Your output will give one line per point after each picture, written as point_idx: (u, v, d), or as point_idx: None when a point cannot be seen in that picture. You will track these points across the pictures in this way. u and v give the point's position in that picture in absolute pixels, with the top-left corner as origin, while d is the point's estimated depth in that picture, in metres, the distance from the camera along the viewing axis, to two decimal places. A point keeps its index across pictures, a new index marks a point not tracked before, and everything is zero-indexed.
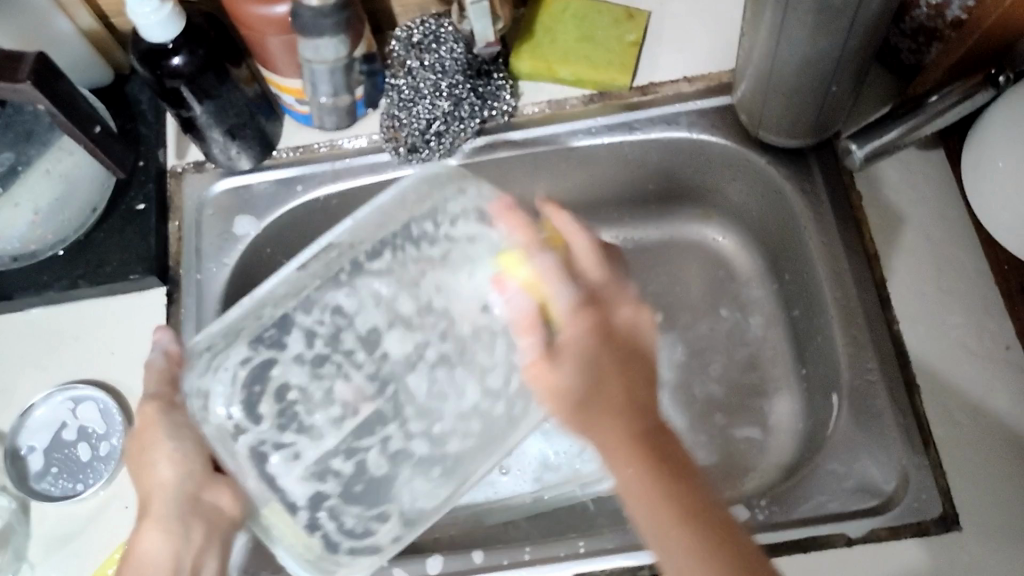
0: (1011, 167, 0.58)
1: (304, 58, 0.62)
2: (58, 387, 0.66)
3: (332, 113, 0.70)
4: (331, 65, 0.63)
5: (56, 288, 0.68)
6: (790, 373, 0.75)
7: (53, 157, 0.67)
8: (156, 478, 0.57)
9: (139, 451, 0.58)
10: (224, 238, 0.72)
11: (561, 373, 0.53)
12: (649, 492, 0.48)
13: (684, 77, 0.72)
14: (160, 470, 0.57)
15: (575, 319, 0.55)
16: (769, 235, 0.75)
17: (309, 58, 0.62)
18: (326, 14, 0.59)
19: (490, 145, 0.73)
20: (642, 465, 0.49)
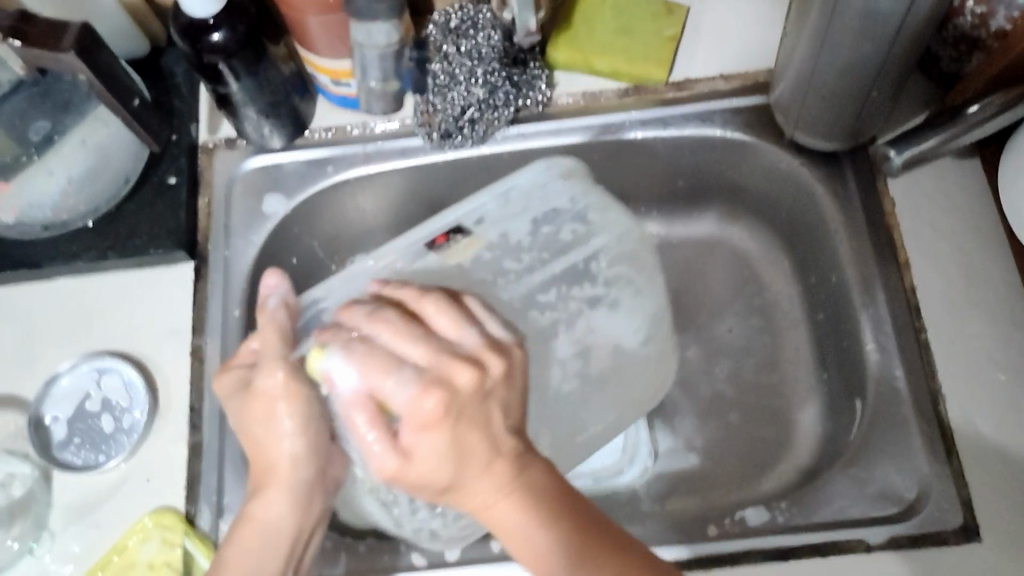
0: None
1: (356, 43, 0.63)
2: (84, 357, 0.66)
3: (382, 99, 0.70)
4: (382, 50, 0.64)
5: (84, 259, 0.68)
6: (812, 377, 0.75)
7: (86, 130, 0.69)
8: (280, 450, 0.54)
9: (268, 422, 0.53)
10: (253, 215, 0.72)
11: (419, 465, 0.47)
12: (553, 533, 0.49)
13: (722, 75, 0.72)
14: (283, 443, 0.53)
15: (419, 397, 0.47)
16: (799, 238, 0.75)
17: (360, 42, 0.63)
18: None
19: (524, 134, 0.72)
20: (557, 539, 0.49)
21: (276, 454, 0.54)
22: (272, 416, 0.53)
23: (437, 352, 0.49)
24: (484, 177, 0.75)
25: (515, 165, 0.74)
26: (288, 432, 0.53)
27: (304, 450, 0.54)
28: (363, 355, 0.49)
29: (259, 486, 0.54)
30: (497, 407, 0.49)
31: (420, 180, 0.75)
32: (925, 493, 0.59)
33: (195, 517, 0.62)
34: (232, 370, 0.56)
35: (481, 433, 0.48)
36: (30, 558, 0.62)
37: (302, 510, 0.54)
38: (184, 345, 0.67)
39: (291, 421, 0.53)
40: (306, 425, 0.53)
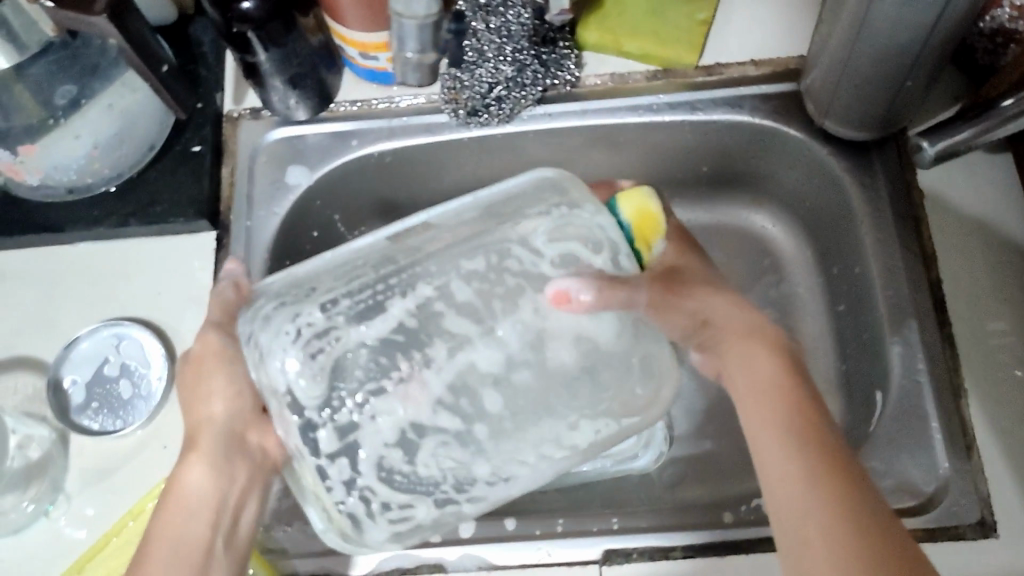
0: None
1: (395, 12, 0.62)
2: (105, 323, 0.66)
3: (416, 69, 0.69)
4: (421, 22, 0.62)
5: (106, 224, 0.68)
6: (831, 369, 0.74)
7: (114, 93, 0.66)
8: (205, 413, 0.58)
9: (196, 406, 0.59)
10: (276, 186, 0.71)
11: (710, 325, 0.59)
12: (811, 459, 0.49)
13: (751, 61, 0.72)
14: (213, 408, 0.58)
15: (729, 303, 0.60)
16: (823, 229, 0.75)
17: (400, 12, 0.61)
18: None
19: (551, 113, 0.72)
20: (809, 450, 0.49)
21: (207, 420, 0.58)
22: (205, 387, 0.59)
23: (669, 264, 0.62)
24: (508, 156, 0.75)
25: (540, 145, 0.74)
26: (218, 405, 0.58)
27: (248, 410, 0.59)
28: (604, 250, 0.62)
29: (191, 446, 0.57)
30: (745, 349, 0.57)
31: (443, 156, 0.74)
32: (943, 487, 0.59)
33: None
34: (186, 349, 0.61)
35: (763, 349, 0.57)
36: (46, 520, 0.62)
37: (223, 470, 0.56)
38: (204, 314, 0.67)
39: (223, 398, 0.58)
40: (238, 393, 0.59)
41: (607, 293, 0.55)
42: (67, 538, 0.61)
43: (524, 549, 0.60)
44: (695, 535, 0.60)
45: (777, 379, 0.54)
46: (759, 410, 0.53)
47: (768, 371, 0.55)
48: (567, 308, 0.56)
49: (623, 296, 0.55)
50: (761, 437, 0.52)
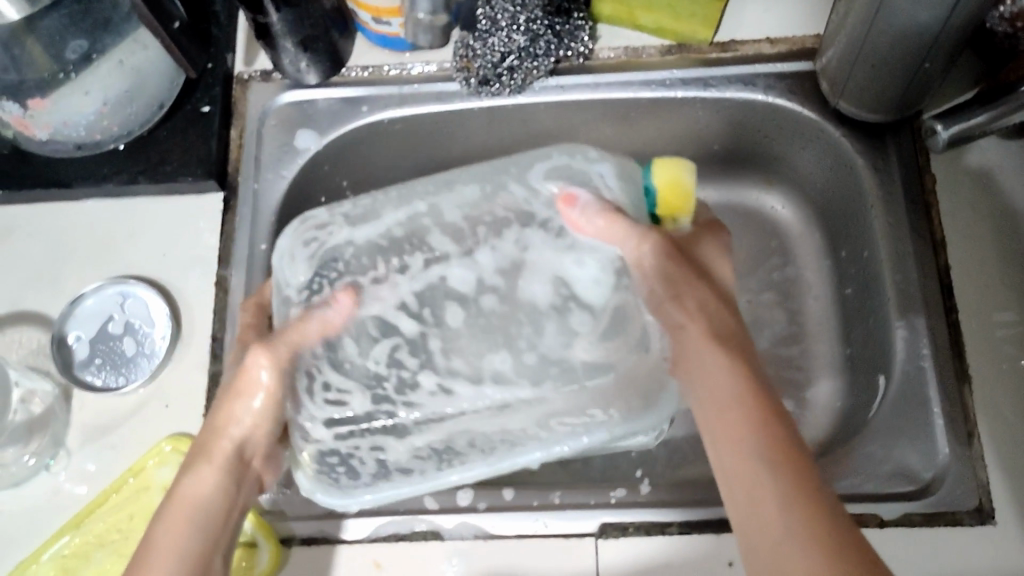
0: None
1: None
2: (111, 280, 0.66)
3: (428, 31, 0.69)
4: None
5: (114, 181, 0.68)
6: (835, 353, 0.74)
7: (125, 50, 0.66)
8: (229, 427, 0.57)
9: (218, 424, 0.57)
10: (285, 150, 0.71)
11: (686, 307, 0.57)
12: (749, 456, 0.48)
13: (767, 39, 0.71)
14: (235, 428, 0.57)
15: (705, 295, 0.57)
16: (834, 211, 0.74)
17: None
18: None
19: (562, 86, 0.71)
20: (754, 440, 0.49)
21: (220, 443, 0.57)
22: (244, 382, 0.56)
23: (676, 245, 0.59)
24: (519, 126, 0.74)
25: (551, 117, 0.73)
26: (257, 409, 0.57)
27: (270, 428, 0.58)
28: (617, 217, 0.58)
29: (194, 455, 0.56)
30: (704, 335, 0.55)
31: (453, 125, 0.74)
32: (941, 474, 0.59)
33: None
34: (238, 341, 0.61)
35: (725, 364, 0.53)
36: (46, 473, 0.62)
37: (225, 476, 0.55)
38: (209, 274, 0.67)
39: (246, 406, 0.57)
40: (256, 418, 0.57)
41: (609, 219, 0.58)
42: (67, 492, 0.62)
43: (520, 520, 0.61)
44: (692, 512, 0.60)
45: (742, 400, 0.51)
46: (726, 435, 0.50)
47: (733, 391, 0.51)
48: (574, 227, 0.61)
49: (623, 226, 0.58)
50: (731, 465, 0.49)
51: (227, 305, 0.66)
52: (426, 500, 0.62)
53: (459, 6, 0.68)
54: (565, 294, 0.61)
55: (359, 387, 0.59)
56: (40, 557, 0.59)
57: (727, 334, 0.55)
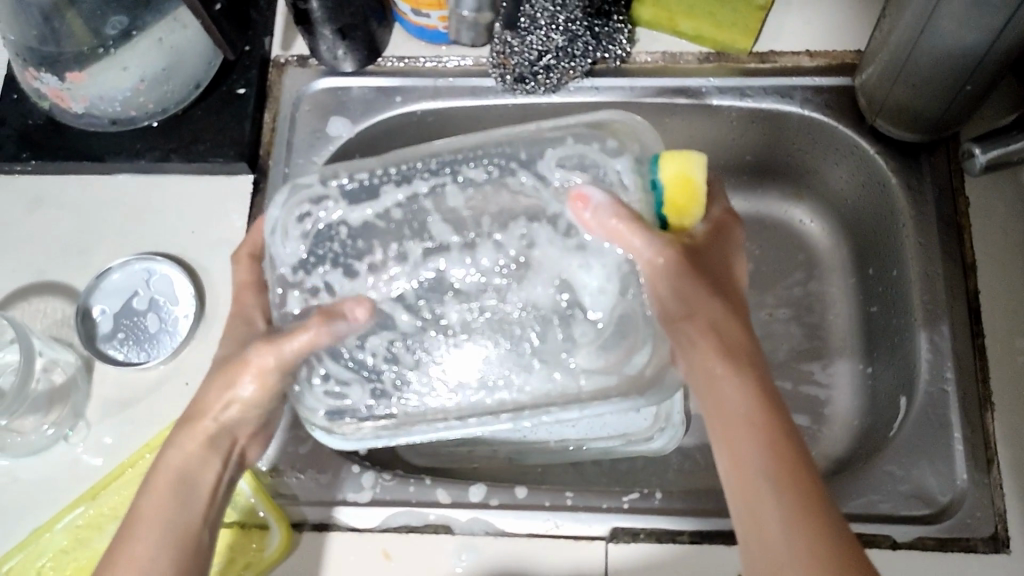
0: None
1: None
2: (137, 256, 0.67)
3: (471, 29, 0.69)
4: None
5: (146, 158, 0.68)
6: (854, 371, 0.74)
7: (165, 27, 0.65)
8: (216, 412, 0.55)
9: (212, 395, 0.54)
10: (317, 136, 0.71)
11: (699, 321, 0.52)
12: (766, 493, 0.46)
13: (807, 52, 0.71)
14: (225, 411, 0.54)
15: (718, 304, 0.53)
16: (863, 228, 0.74)
17: None
18: None
19: (598, 87, 0.71)
20: (770, 477, 0.46)
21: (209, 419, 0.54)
22: (232, 370, 0.54)
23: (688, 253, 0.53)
24: None
25: None
26: (242, 399, 0.54)
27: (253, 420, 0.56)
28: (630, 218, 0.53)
29: (178, 432, 0.55)
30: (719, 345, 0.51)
31: (486, 120, 0.74)
32: (959, 498, 0.59)
33: None
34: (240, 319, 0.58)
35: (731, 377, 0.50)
36: (64, 444, 0.63)
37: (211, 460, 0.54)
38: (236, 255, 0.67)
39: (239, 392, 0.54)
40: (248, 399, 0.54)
41: (628, 226, 0.52)
42: (85, 463, 0.62)
43: (530, 519, 0.61)
44: (704, 521, 0.60)
45: (748, 414, 0.49)
46: (733, 445, 0.49)
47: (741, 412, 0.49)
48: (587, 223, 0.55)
49: (640, 234, 0.52)
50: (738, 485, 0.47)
51: None
52: (437, 492, 0.62)
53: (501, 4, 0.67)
54: (567, 298, 0.57)
55: (358, 378, 0.56)
56: (51, 525, 0.60)
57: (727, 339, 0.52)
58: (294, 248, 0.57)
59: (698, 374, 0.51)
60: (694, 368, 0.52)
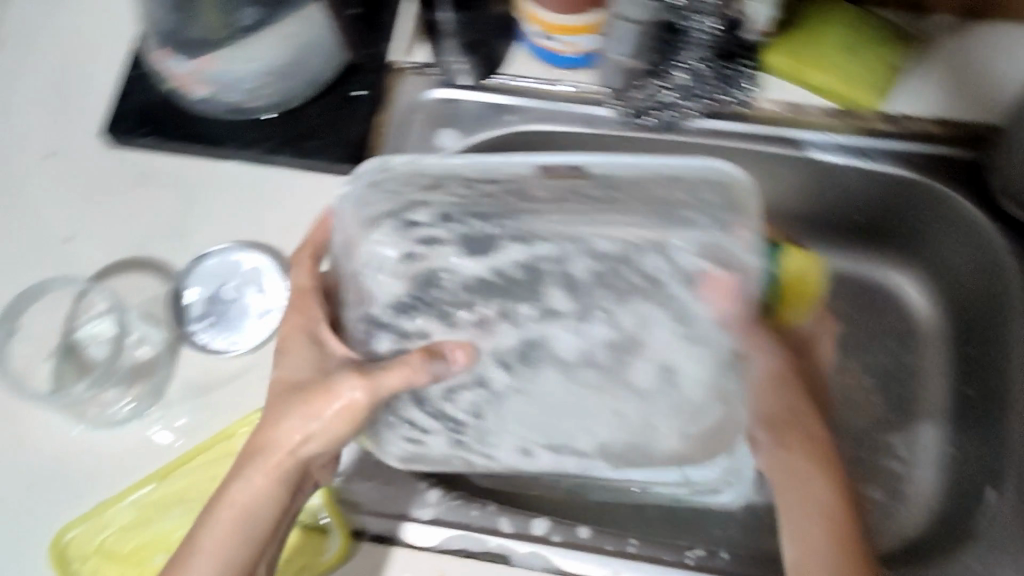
0: None
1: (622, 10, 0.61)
2: (235, 245, 0.67)
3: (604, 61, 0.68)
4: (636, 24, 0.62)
5: (258, 148, 0.69)
6: (940, 451, 0.71)
7: (300, 22, 0.66)
8: (287, 444, 0.53)
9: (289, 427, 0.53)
10: (425, 145, 0.71)
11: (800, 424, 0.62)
12: None
13: (939, 118, 0.67)
14: (302, 446, 0.54)
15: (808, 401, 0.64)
16: (971, 307, 0.70)
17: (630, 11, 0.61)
18: None
19: (715, 129, 0.70)
20: None
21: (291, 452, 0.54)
22: (315, 406, 0.53)
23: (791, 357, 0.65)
24: None
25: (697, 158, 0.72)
26: (319, 432, 0.53)
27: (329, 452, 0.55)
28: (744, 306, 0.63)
29: (246, 458, 0.54)
30: (807, 440, 0.61)
31: (593, 150, 0.73)
32: None
33: None
34: (309, 347, 0.57)
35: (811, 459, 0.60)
36: (139, 422, 0.62)
37: (279, 496, 0.54)
38: None
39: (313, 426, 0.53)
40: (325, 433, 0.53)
41: (750, 338, 0.63)
42: (155, 442, 0.62)
43: (592, 562, 0.59)
44: None
45: (827, 509, 0.58)
46: (806, 549, 0.56)
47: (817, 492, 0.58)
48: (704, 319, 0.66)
49: (765, 344, 0.63)
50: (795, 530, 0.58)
51: None
52: (499, 521, 0.61)
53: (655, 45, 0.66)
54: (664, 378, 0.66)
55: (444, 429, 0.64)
56: (117, 502, 0.60)
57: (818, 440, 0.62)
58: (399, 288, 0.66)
59: (778, 470, 0.61)
60: (779, 464, 0.61)
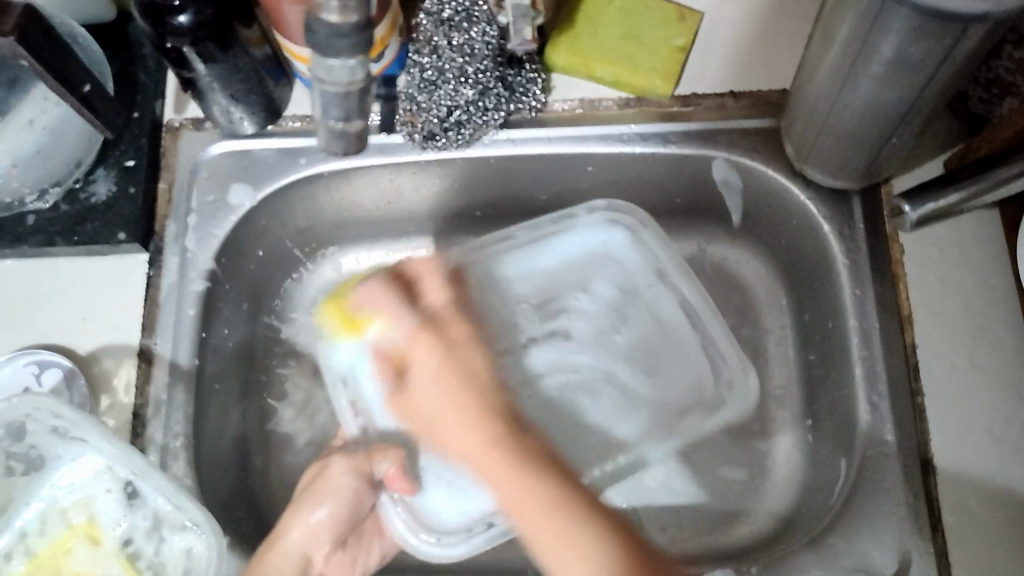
0: None
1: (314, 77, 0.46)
2: (21, 351, 0.62)
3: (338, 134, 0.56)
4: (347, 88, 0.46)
5: (28, 243, 0.64)
6: (798, 422, 0.69)
7: (35, 108, 0.63)
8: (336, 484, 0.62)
9: (309, 500, 0.62)
10: (216, 206, 0.67)
11: (426, 362, 0.58)
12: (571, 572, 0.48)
13: (731, 92, 0.67)
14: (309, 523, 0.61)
15: (409, 335, 0.59)
16: (800, 277, 0.69)
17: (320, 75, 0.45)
18: (345, 34, 0.41)
19: (513, 139, 0.68)
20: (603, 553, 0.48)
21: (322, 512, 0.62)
22: (332, 482, 0.62)
23: (430, 314, 0.61)
24: (466, 177, 0.71)
25: (502, 168, 0.70)
26: (338, 496, 0.62)
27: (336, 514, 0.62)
28: (377, 287, 0.62)
29: (319, 496, 0.62)
30: (448, 344, 0.58)
31: (396, 176, 0.70)
32: (904, 570, 0.56)
33: (135, 554, 0.59)
34: (344, 474, 0.62)
35: (447, 361, 0.57)
36: None
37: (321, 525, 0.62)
38: (133, 346, 0.63)
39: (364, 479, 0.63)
40: (345, 516, 0.63)
41: (381, 301, 0.61)
42: None
43: None
44: None
45: (490, 439, 0.53)
46: (466, 446, 0.54)
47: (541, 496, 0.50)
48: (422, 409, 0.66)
49: (399, 318, 0.60)
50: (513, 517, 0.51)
51: (149, 379, 0.62)
52: None
53: (522, 166, 0.69)
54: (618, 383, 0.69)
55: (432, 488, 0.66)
56: None
57: (439, 330, 0.59)
58: (61, 370, 0.61)
59: (439, 384, 0.56)
60: (433, 374, 0.57)
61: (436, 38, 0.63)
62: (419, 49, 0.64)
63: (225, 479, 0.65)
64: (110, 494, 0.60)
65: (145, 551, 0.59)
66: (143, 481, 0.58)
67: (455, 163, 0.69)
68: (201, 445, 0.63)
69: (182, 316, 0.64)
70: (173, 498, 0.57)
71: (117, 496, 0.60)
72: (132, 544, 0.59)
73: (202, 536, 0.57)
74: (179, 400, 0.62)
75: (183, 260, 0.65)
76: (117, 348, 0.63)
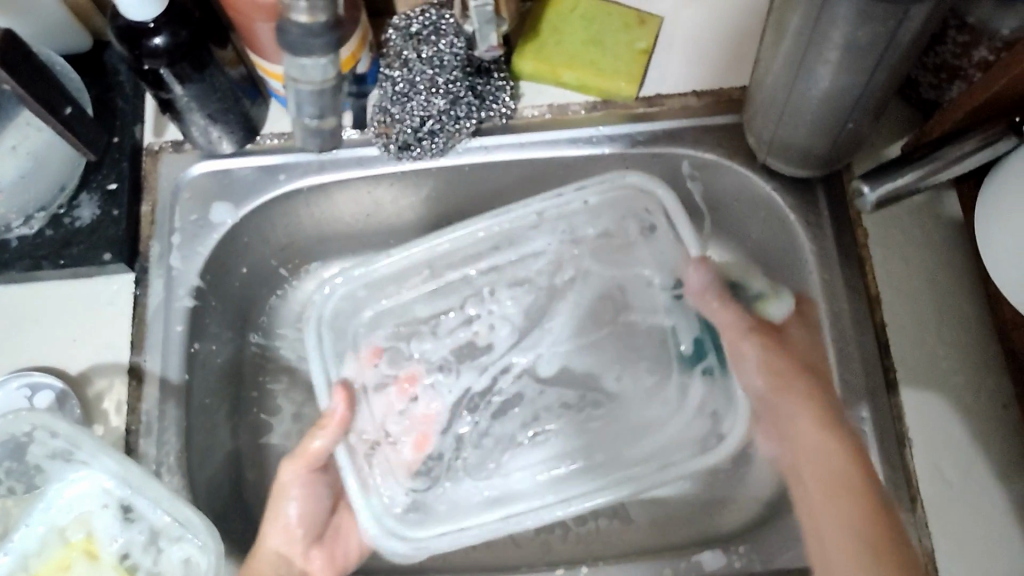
0: (1009, 246, 0.58)
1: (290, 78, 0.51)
2: (13, 374, 0.63)
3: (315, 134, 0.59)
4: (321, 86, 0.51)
5: (16, 268, 0.65)
6: None
7: (17, 135, 0.65)
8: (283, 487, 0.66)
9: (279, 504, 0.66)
10: (200, 225, 0.69)
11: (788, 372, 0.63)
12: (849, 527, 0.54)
13: (694, 91, 0.69)
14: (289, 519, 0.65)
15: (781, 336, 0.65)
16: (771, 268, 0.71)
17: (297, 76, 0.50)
18: (317, 33, 0.47)
19: (485, 146, 0.70)
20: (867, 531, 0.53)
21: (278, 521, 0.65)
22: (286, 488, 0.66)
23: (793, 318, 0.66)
24: (442, 185, 0.73)
25: (477, 176, 0.72)
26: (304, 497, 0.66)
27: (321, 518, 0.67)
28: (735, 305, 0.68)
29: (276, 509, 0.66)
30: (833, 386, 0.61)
31: (375, 188, 0.72)
32: None
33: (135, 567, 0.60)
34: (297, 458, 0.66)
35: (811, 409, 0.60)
36: None
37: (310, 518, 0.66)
38: (123, 364, 0.64)
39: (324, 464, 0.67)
40: (312, 513, 0.66)
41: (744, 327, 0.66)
42: None
43: None
44: None
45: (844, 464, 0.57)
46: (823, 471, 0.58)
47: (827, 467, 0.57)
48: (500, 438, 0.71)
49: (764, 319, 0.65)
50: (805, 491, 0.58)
51: (140, 395, 0.63)
52: None
53: (496, 172, 0.71)
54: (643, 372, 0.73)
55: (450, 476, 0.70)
56: None
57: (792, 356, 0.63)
58: (53, 391, 0.62)
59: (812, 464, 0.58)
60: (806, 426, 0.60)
61: (405, 51, 0.65)
62: (389, 63, 0.66)
63: (220, 492, 0.66)
64: (106, 510, 0.60)
65: (143, 563, 0.60)
66: (139, 495, 0.59)
67: (431, 172, 0.71)
68: (193, 459, 0.64)
69: (171, 332, 0.65)
70: (170, 511, 0.58)
71: (111, 512, 0.60)
72: (130, 558, 0.60)
73: (199, 545, 0.58)
74: (170, 416, 0.63)
75: (169, 279, 0.67)
76: (107, 366, 0.64)
